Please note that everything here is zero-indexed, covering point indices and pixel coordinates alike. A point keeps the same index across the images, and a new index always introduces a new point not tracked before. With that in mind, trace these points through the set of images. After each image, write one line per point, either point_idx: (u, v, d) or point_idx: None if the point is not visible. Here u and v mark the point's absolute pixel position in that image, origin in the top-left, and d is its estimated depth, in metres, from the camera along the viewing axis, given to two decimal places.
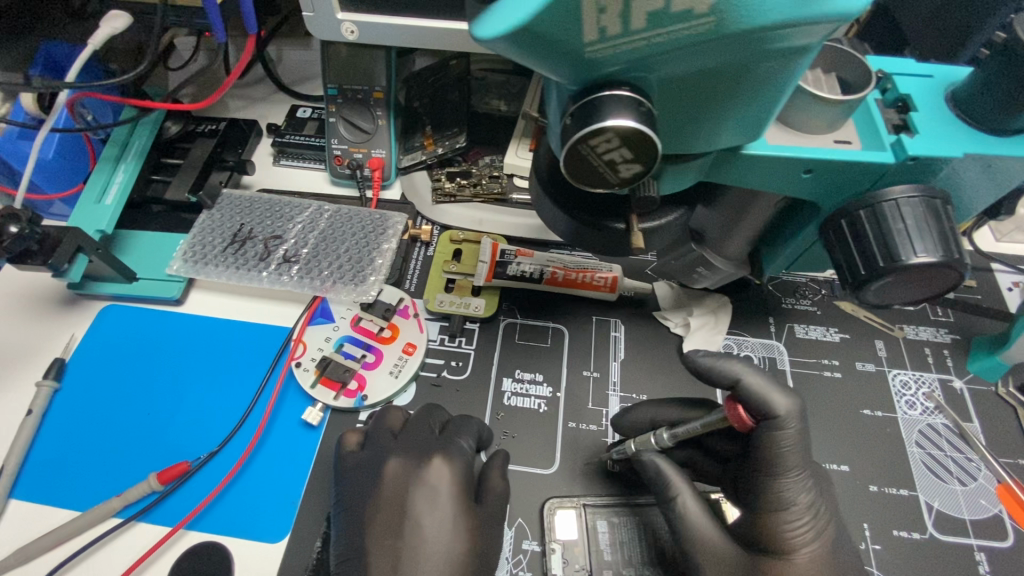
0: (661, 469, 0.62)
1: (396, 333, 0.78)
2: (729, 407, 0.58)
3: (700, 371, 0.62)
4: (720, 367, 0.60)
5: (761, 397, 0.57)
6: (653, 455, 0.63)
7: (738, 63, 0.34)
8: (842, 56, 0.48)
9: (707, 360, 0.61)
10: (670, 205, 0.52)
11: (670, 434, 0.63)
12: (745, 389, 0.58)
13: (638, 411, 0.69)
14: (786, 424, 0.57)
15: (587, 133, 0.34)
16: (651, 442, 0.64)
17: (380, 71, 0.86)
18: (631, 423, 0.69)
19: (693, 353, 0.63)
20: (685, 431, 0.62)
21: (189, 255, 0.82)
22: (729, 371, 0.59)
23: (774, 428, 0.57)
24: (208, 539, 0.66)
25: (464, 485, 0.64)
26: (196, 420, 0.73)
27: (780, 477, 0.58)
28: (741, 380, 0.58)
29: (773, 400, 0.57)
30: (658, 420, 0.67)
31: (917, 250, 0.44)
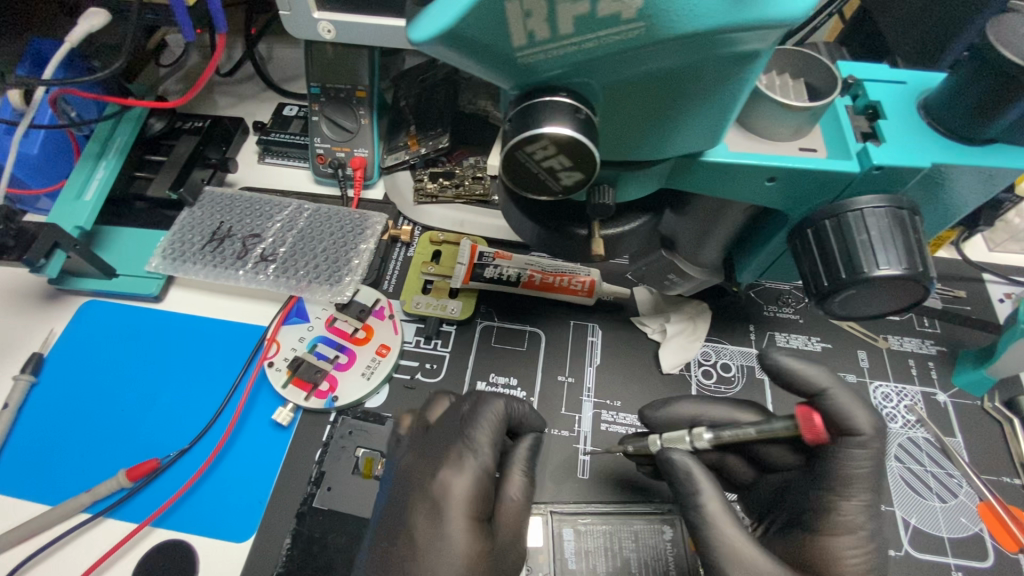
0: (690, 470, 0.56)
1: (370, 334, 0.77)
2: (804, 413, 0.52)
3: (778, 372, 0.56)
4: (805, 374, 0.54)
5: (843, 412, 0.52)
6: (682, 455, 0.57)
7: (678, 70, 0.33)
8: (808, 61, 0.47)
9: (786, 362, 0.56)
10: (633, 211, 0.51)
11: (712, 436, 0.58)
12: (827, 400, 0.53)
13: (679, 405, 0.64)
14: (870, 443, 0.52)
15: (523, 139, 0.33)
16: (687, 440, 0.59)
17: (364, 70, 0.86)
18: (666, 419, 0.64)
19: (771, 352, 0.57)
20: (731, 436, 0.56)
21: (168, 252, 0.82)
22: (809, 380, 0.54)
23: (855, 445, 0.52)
24: (174, 537, 0.66)
25: (485, 495, 0.54)
26: (168, 417, 0.74)
27: (843, 496, 0.52)
28: (827, 391, 0.53)
29: (855, 416, 0.52)
30: (699, 419, 0.63)
31: (880, 263, 0.42)
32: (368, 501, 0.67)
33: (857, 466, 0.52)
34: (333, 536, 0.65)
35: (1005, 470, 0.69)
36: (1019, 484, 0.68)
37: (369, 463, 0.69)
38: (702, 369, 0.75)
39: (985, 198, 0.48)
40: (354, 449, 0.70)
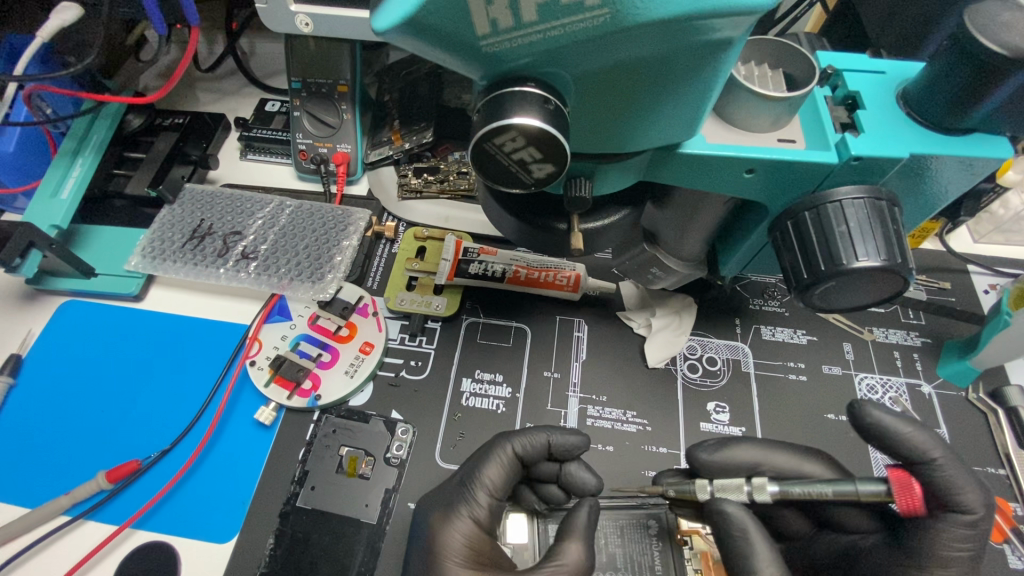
0: (746, 528, 0.51)
1: (354, 331, 0.77)
2: (902, 483, 0.47)
3: (872, 430, 0.50)
4: (909, 438, 0.49)
5: (952, 487, 0.47)
6: (737, 508, 0.52)
7: (648, 60, 0.32)
8: (786, 51, 0.46)
9: (883, 420, 0.50)
10: (613, 204, 0.50)
11: (776, 491, 0.51)
12: (931, 468, 0.48)
13: (737, 449, 0.58)
14: (980, 522, 0.47)
15: (491, 130, 0.32)
16: (744, 490, 0.53)
17: (345, 65, 0.85)
18: (721, 463, 0.58)
19: (867, 406, 0.51)
20: (801, 493, 0.49)
21: (148, 250, 0.81)
22: (912, 444, 0.48)
23: (963, 525, 0.47)
24: (155, 539, 0.65)
25: (478, 546, 0.58)
26: (148, 418, 0.73)
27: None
28: (936, 461, 0.48)
29: (965, 492, 0.47)
30: (762, 466, 0.57)
31: (859, 254, 0.42)
32: (352, 501, 0.67)
33: (959, 550, 0.47)
34: (317, 536, 0.65)
35: (990, 461, 0.69)
36: (1004, 474, 0.68)
37: (353, 462, 0.69)
38: (688, 363, 0.75)
39: (964, 187, 0.48)
40: (338, 448, 0.70)
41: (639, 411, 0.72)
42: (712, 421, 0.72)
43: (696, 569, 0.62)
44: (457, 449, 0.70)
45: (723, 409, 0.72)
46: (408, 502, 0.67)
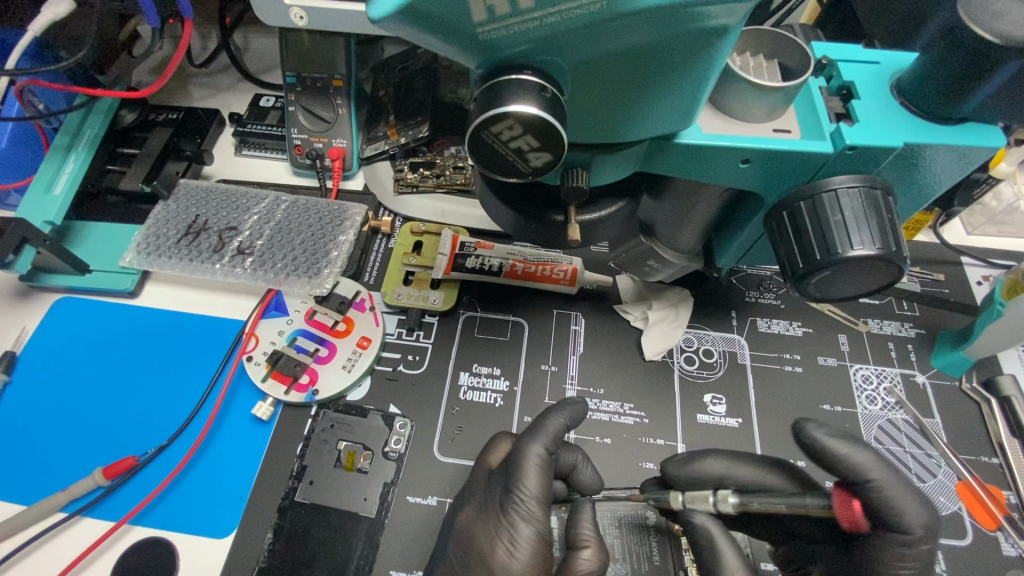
0: (713, 538, 0.54)
1: (351, 326, 0.76)
2: (842, 501, 0.49)
3: (813, 449, 0.52)
4: (849, 458, 0.49)
5: (893, 506, 0.48)
6: (705, 519, 0.55)
7: (646, 47, 0.32)
8: (781, 42, 0.46)
9: (825, 442, 0.51)
10: (610, 196, 0.50)
11: (737, 502, 0.53)
12: (871, 489, 0.48)
13: (703, 463, 0.59)
14: (919, 542, 0.47)
15: (488, 118, 0.32)
16: (710, 501, 0.54)
17: (340, 59, 0.84)
18: (689, 477, 0.59)
19: (810, 426, 0.52)
20: (760, 505, 0.51)
21: (143, 246, 0.80)
22: (851, 465, 0.49)
23: (904, 545, 0.48)
24: (153, 535, 0.65)
25: (541, 554, 0.55)
26: (145, 414, 0.72)
27: None
28: (873, 483, 0.48)
29: (908, 510, 0.47)
30: (728, 479, 0.58)
31: (854, 243, 0.42)
32: (351, 495, 0.67)
33: (903, 568, 0.48)
34: (316, 530, 0.65)
35: (984, 450, 0.70)
36: (998, 463, 0.69)
37: (351, 456, 0.69)
38: (685, 355, 0.76)
39: (957, 177, 0.48)
40: (336, 443, 0.70)
41: (636, 403, 0.73)
42: (709, 412, 0.72)
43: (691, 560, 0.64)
44: (455, 443, 0.70)
45: (719, 401, 0.73)
46: (406, 496, 0.67)
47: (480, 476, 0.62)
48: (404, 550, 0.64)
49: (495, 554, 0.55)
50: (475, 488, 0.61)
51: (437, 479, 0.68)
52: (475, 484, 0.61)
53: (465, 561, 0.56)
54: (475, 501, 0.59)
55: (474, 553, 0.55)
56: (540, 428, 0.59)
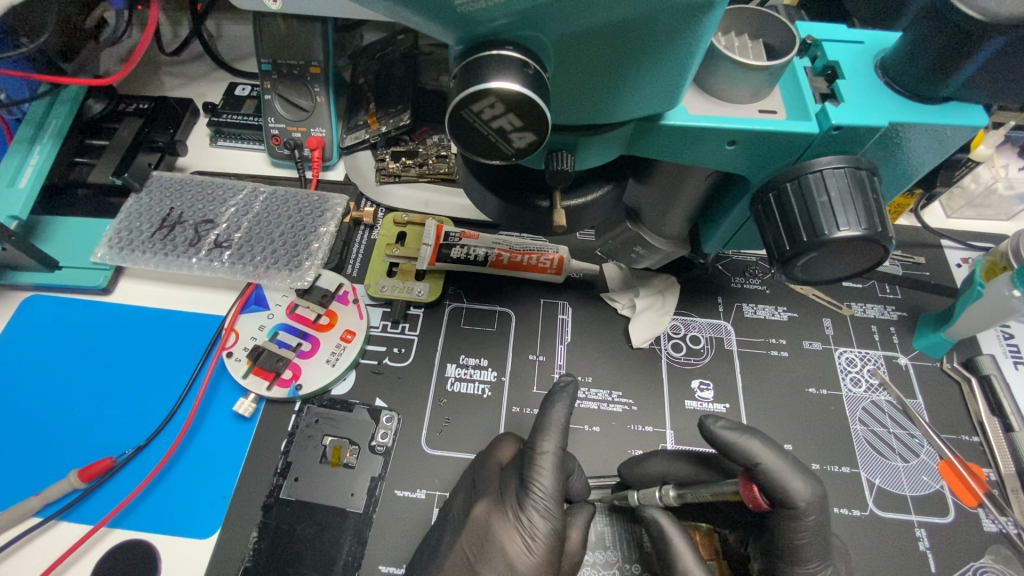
0: (664, 529, 0.57)
1: (334, 319, 0.75)
2: (744, 485, 0.54)
3: (714, 443, 0.55)
4: (739, 448, 0.54)
5: (780, 485, 0.53)
6: (655, 510, 0.58)
7: (631, 20, 0.32)
8: (766, 21, 0.46)
9: (726, 436, 0.55)
10: (596, 180, 0.49)
11: (677, 494, 0.58)
12: (762, 473, 0.53)
13: (649, 463, 0.63)
14: (805, 514, 0.53)
15: (468, 96, 0.31)
16: (656, 496, 0.59)
17: (317, 46, 0.82)
18: (639, 477, 0.63)
19: (710, 422, 0.56)
20: (693, 496, 0.58)
21: (115, 241, 0.77)
22: (746, 452, 0.54)
23: (793, 517, 0.53)
24: (134, 537, 0.63)
25: (552, 552, 0.56)
26: (122, 414, 0.70)
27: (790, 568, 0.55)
28: (760, 467, 0.53)
29: (792, 487, 0.52)
30: (669, 478, 0.62)
31: (840, 224, 0.42)
32: (337, 491, 0.65)
33: (796, 538, 0.54)
34: (301, 527, 0.63)
35: (964, 429, 0.71)
36: (978, 441, 0.70)
37: (337, 451, 0.67)
38: (672, 342, 0.75)
39: (943, 156, 0.48)
40: (321, 438, 0.68)
41: (624, 391, 0.72)
42: (697, 398, 0.72)
43: None
44: (444, 435, 0.69)
45: (707, 386, 0.73)
46: (394, 490, 0.66)
47: (492, 473, 0.62)
48: (393, 545, 0.63)
49: (514, 546, 0.57)
50: (487, 485, 0.60)
51: (425, 471, 0.67)
52: (484, 481, 0.61)
53: (483, 556, 0.57)
54: (491, 495, 0.59)
55: (495, 546, 0.57)
56: (547, 424, 0.60)
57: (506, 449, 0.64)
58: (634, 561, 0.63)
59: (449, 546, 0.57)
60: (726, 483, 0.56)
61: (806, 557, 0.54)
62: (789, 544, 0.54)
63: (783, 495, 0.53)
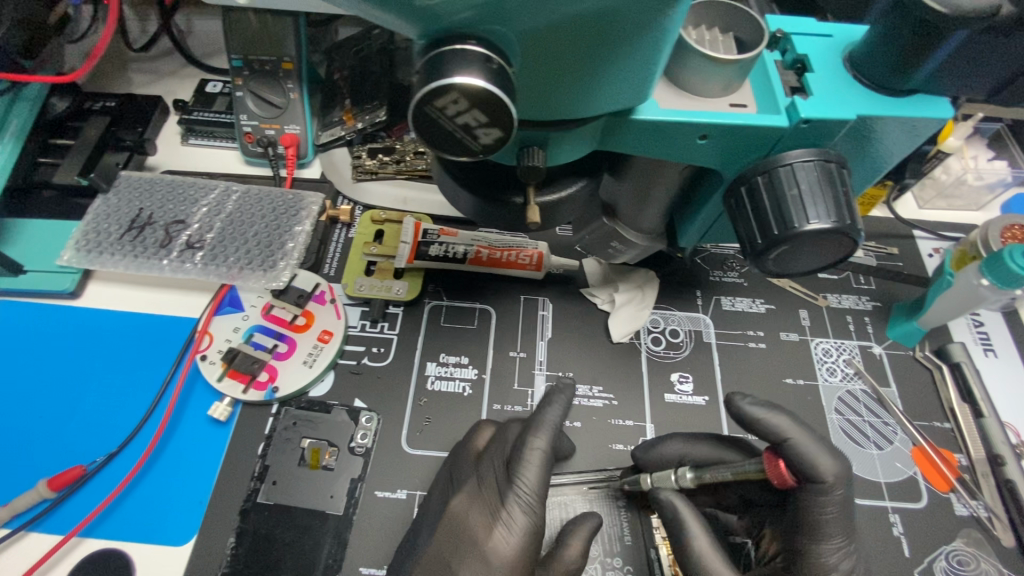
0: (678, 511, 0.57)
1: (311, 320, 0.74)
2: (770, 460, 0.54)
3: (742, 420, 0.57)
4: (768, 422, 0.55)
5: (809, 460, 0.53)
6: (670, 493, 0.58)
7: (597, 13, 0.31)
8: (737, 14, 0.46)
9: (757, 413, 0.56)
10: (570, 176, 0.49)
11: (695, 476, 0.58)
12: (792, 447, 0.54)
13: (666, 446, 0.64)
14: (833, 489, 0.53)
15: (430, 91, 0.31)
16: (671, 478, 0.60)
17: (290, 41, 0.79)
18: (655, 459, 0.64)
19: (737, 399, 0.58)
20: (712, 476, 0.57)
21: (83, 244, 0.75)
22: (773, 427, 0.55)
23: (820, 492, 0.54)
24: (106, 546, 0.62)
25: (529, 554, 0.56)
26: (92, 422, 0.68)
27: (820, 541, 0.54)
28: (789, 440, 0.54)
29: (821, 462, 0.53)
30: (687, 458, 0.63)
31: (810, 217, 0.42)
32: (316, 493, 0.65)
33: (824, 512, 0.54)
34: (280, 531, 0.63)
35: (936, 416, 0.72)
36: (950, 428, 0.72)
37: (315, 453, 0.67)
38: (652, 336, 0.76)
39: (912, 147, 0.49)
40: (299, 440, 0.67)
41: (605, 386, 0.73)
42: (677, 391, 0.72)
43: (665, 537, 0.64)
44: (424, 434, 0.69)
45: (686, 379, 0.73)
46: (374, 491, 0.65)
47: (466, 465, 0.62)
48: (374, 546, 0.63)
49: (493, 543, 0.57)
50: (464, 478, 0.60)
51: (405, 471, 0.67)
52: (461, 473, 0.61)
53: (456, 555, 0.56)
54: (468, 489, 0.59)
55: (466, 543, 0.56)
56: (540, 422, 0.60)
57: (483, 436, 0.64)
58: (615, 555, 0.63)
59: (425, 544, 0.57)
60: (749, 462, 0.56)
61: (829, 532, 0.54)
62: (814, 519, 0.54)
63: (811, 469, 0.53)
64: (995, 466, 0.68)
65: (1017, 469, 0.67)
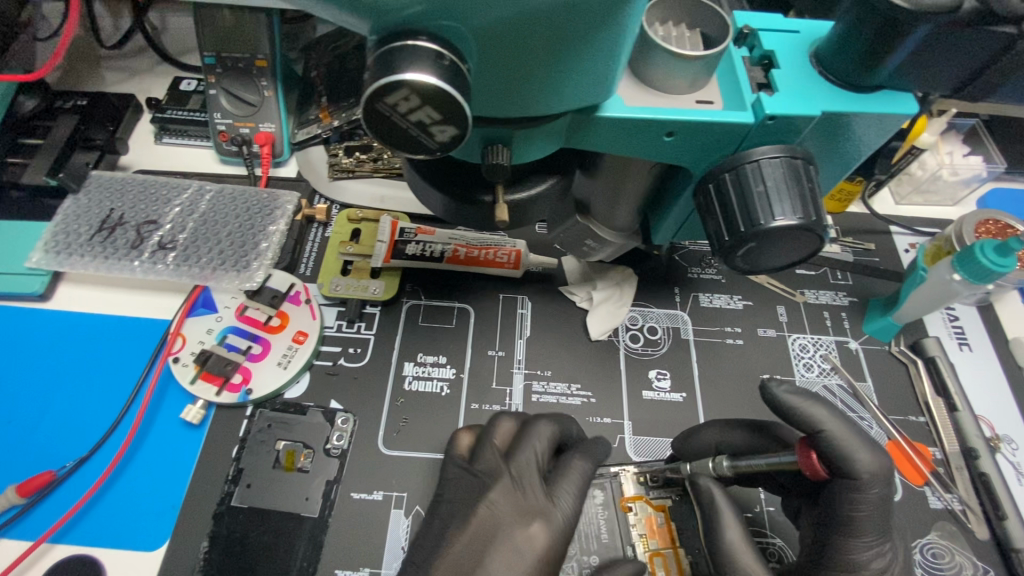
0: (714, 500, 0.57)
1: (286, 321, 0.73)
2: (803, 452, 0.54)
3: (776, 406, 0.56)
4: (804, 412, 0.54)
5: (845, 454, 0.52)
6: (709, 482, 0.58)
7: (550, 9, 0.31)
8: (703, 10, 0.45)
9: (792, 401, 0.55)
10: (539, 174, 0.49)
11: (731, 465, 0.58)
12: (824, 439, 0.53)
13: (701, 434, 0.64)
14: (867, 486, 0.52)
15: (380, 88, 0.30)
16: (709, 465, 0.59)
17: (264, 37, 0.78)
18: (695, 447, 0.64)
19: (773, 385, 0.56)
20: (747, 467, 0.57)
21: (51, 245, 0.74)
22: (808, 417, 0.54)
23: (854, 488, 0.52)
24: (77, 552, 0.61)
25: (514, 562, 0.55)
26: (61, 426, 0.67)
27: (853, 537, 0.53)
28: (823, 433, 0.53)
29: (858, 458, 0.52)
30: (723, 447, 0.62)
31: (776, 213, 0.42)
32: (292, 495, 0.64)
33: (856, 510, 0.52)
34: (255, 534, 0.62)
35: (911, 410, 0.73)
36: (924, 421, 0.72)
37: (290, 456, 0.66)
38: (630, 333, 0.76)
39: (877, 144, 0.49)
40: (274, 442, 0.67)
41: (583, 384, 0.73)
42: (654, 388, 0.72)
43: (640, 535, 0.64)
44: (401, 435, 0.68)
45: (664, 376, 0.73)
46: (351, 492, 0.65)
47: (490, 458, 0.59)
48: (351, 549, 0.62)
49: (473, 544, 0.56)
50: (495, 471, 0.59)
51: (383, 473, 0.66)
52: (486, 468, 0.59)
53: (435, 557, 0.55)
54: (510, 482, 0.58)
55: (499, 538, 0.56)
56: (588, 449, 0.62)
57: (503, 429, 0.62)
58: (591, 553, 0.63)
59: (451, 539, 0.56)
60: (784, 452, 0.56)
61: (862, 529, 0.52)
62: (846, 515, 0.53)
63: (846, 463, 0.52)
64: (969, 459, 0.69)
65: (990, 463, 0.68)
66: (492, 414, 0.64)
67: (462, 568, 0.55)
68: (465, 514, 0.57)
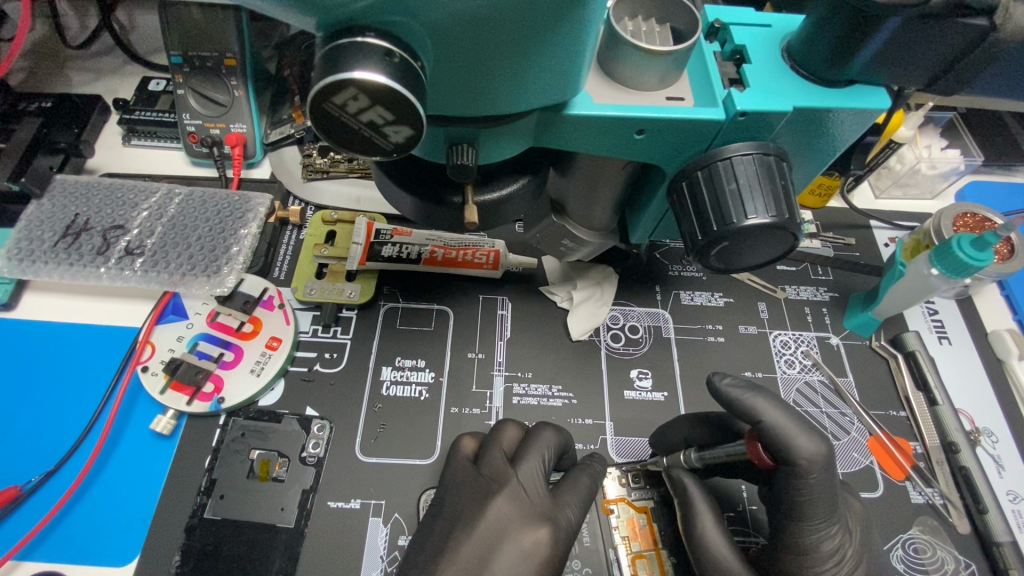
0: (688, 491, 0.59)
1: (258, 327, 0.71)
2: (749, 441, 0.54)
3: (719, 400, 0.56)
4: (744, 405, 0.55)
5: (783, 441, 0.52)
6: (684, 474, 0.60)
7: (506, 3, 0.30)
8: (672, 5, 0.44)
9: (734, 393, 0.55)
10: (511, 174, 0.47)
11: (698, 456, 0.58)
12: (766, 429, 0.53)
13: (671, 430, 0.63)
14: (806, 472, 0.52)
15: (327, 86, 0.29)
16: (681, 458, 0.60)
17: (232, 35, 0.76)
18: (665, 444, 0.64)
19: (715, 379, 0.57)
20: (712, 457, 0.57)
21: (14, 252, 0.71)
22: (749, 408, 0.54)
23: (794, 474, 0.52)
24: (44, 569, 0.59)
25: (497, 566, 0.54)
26: (27, 440, 0.65)
27: (823, 534, 0.54)
28: (761, 423, 0.53)
29: (796, 442, 0.52)
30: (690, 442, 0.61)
31: (748, 212, 0.42)
32: (267, 506, 0.62)
33: (799, 494, 0.53)
34: (228, 546, 0.60)
35: (892, 404, 0.73)
36: (905, 416, 0.72)
37: (264, 465, 0.64)
38: (611, 333, 0.75)
39: (850, 141, 0.48)
40: (248, 452, 0.65)
41: (564, 385, 0.72)
42: (636, 388, 0.72)
43: (624, 537, 0.63)
44: (380, 441, 0.67)
45: (646, 375, 0.73)
46: (328, 501, 0.63)
47: (495, 462, 0.60)
48: (328, 559, 0.61)
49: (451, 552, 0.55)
50: (503, 475, 0.59)
51: (360, 480, 0.65)
52: (491, 472, 0.59)
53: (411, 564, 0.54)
54: (512, 488, 0.58)
55: (511, 538, 0.55)
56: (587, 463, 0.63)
57: (509, 435, 0.62)
58: (573, 557, 0.62)
59: (457, 541, 0.55)
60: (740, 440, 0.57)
61: (810, 513, 0.53)
62: (791, 500, 0.53)
63: (786, 451, 0.52)
64: (950, 453, 0.69)
65: (971, 456, 0.68)
66: (502, 418, 0.64)
67: (469, 569, 0.54)
68: (474, 515, 0.57)
